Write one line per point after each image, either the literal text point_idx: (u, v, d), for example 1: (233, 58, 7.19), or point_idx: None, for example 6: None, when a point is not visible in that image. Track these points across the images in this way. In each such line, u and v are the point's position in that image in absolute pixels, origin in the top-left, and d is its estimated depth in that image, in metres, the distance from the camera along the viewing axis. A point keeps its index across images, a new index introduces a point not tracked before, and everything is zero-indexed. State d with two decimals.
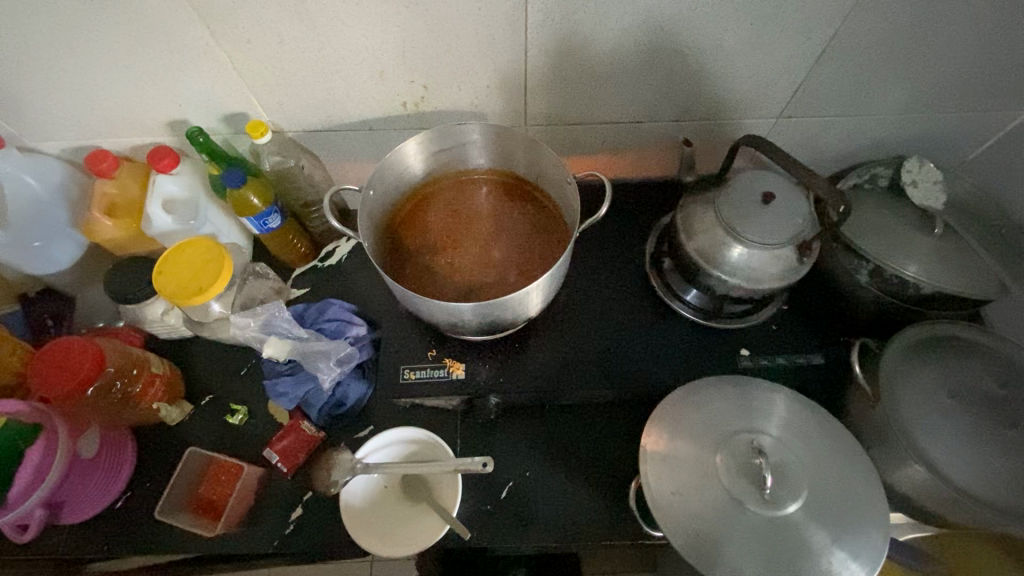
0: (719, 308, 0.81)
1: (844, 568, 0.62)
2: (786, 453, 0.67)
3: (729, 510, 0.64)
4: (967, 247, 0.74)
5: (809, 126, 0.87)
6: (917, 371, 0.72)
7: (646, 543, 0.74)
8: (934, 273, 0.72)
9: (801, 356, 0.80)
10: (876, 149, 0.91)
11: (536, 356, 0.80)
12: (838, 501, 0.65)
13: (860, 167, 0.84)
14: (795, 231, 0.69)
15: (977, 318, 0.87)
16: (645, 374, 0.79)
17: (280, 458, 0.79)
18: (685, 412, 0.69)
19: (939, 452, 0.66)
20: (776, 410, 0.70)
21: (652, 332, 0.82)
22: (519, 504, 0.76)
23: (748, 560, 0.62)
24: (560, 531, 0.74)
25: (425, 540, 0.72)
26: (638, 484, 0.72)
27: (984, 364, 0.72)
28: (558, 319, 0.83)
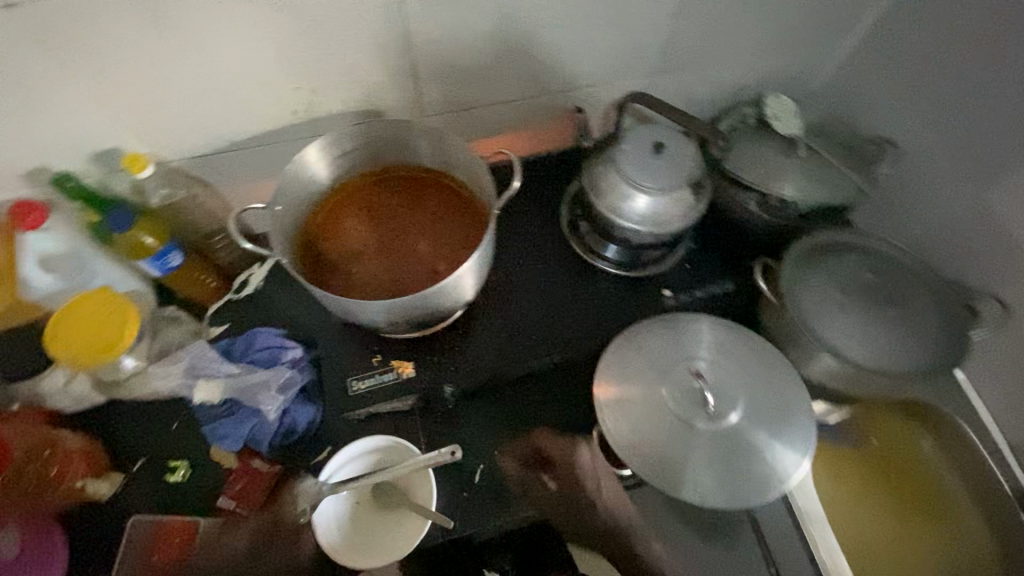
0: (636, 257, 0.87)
1: (785, 456, 0.70)
2: (718, 371, 0.74)
3: (682, 433, 0.70)
4: (828, 162, 0.85)
5: (682, 79, 0.94)
6: (811, 276, 0.81)
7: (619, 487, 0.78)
8: (803, 189, 0.84)
9: (715, 285, 0.89)
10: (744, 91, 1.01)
11: (482, 339, 0.84)
12: (771, 400, 0.73)
13: (730, 111, 0.93)
14: (688, 173, 0.77)
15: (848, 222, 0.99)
16: (582, 334, 0.85)
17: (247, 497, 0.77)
18: (627, 356, 0.75)
19: (839, 340, 0.76)
20: (704, 335, 0.77)
21: (583, 294, 0.87)
22: (495, 483, 0.77)
23: (705, 472, 0.68)
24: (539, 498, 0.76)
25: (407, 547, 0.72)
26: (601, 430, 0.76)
27: (860, 258, 0.83)
28: (494, 300, 0.87)
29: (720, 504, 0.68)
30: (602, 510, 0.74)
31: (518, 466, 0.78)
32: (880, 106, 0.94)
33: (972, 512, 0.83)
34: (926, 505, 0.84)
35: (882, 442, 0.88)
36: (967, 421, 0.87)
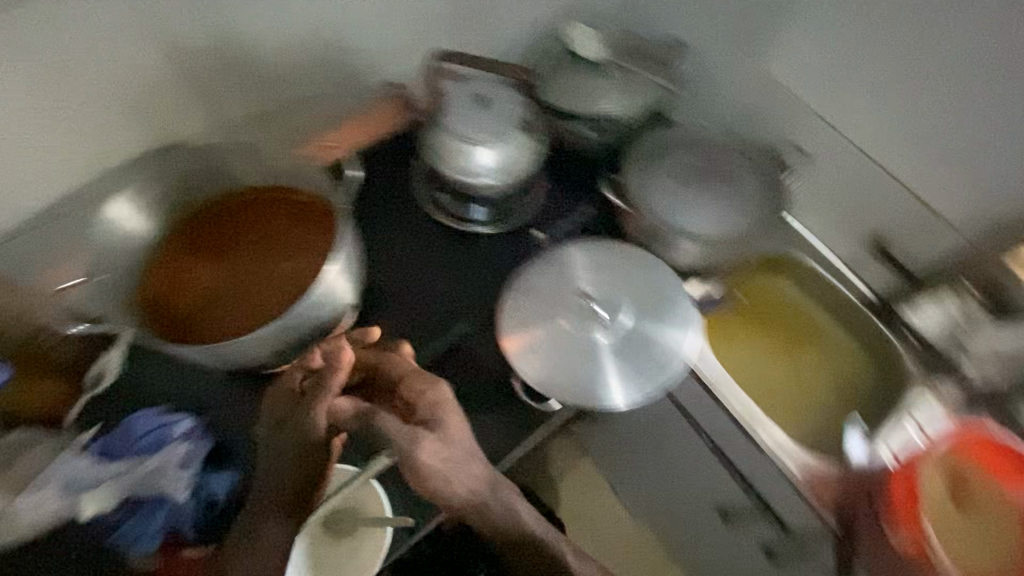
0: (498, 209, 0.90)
1: (678, 336, 0.77)
2: (601, 285, 0.80)
3: (587, 350, 0.76)
4: (632, 73, 0.92)
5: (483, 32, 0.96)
6: (651, 176, 0.89)
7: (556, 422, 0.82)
8: (621, 102, 0.91)
9: (579, 212, 0.93)
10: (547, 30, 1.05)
11: (382, 340, 0.82)
12: (652, 293, 0.80)
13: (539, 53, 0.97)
14: (511, 114, 0.82)
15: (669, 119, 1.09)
16: (475, 299, 0.86)
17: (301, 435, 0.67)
18: (520, 303, 0.80)
19: (686, 222, 0.86)
20: (580, 259, 0.82)
21: (464, 261, 0.88)
22: None
23: (617, 376, 0.75)
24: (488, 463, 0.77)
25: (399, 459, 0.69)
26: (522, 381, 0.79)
27: (686, 148, 0.92)
28: (382, 298, 0.85)
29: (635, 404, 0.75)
30: (460, 472, 0.66)
31: (380, 416, 0.68)
32: None
33: (829, 327, 0.98)
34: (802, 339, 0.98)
35: (755, 301, 1.00)
36: (811, 255, 1.03)
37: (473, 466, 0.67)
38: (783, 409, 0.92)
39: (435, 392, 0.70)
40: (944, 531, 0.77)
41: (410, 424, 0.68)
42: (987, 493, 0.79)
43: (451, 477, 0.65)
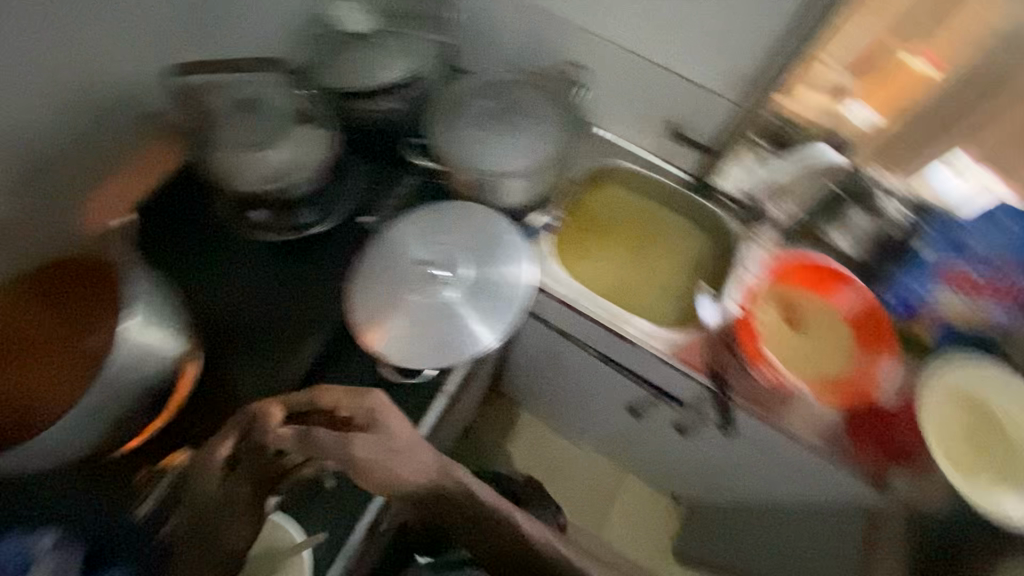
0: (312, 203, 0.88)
1: (517, 267, 0.80)
2: (436, 248, 0.82)
3: (439, 311, 0.77)
4: (404, 36, 0.92)
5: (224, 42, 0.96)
6: (453, 131, 0.92)
7: (447, 388, 0.83)
8: (401, 64, 0.90)
9: (399, 185, 0.94)
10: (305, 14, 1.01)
11: (240, 368, 0.82)
12: (483, 238, 0.82)
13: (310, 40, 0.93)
14: (286, 112, 0.83)
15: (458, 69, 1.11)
16: (321, 300, 0.86)
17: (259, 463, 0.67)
18: (365, 291, 0.80)
19: (498, 165, 0.91)
20: (410, 230, 0.83)
21: (299, 270, 0.87)
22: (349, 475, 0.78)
23: (474, 323, 0.77)
24: None
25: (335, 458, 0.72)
26: (389, 364, 0.80)
27: (478, 96, 0.96)
28: (227, 329, 0.84)
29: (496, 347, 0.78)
30: (403, 462, 0.68)
31: (319, 431, 0.67)
32: None
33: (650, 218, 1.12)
34: (631, 236, 1.12)
35: (584, 218, 1.12)
36: (624, 159, 1.12)
37: (420, 454, 0.70)
38: (634, 302, 1.07)
39: (372, 400, 0.71)
40: (784, 351, 0.91)
41: (348, 432, 0.69)
42: (810, 307, 0.94)
43: (395, 469, 0.68)
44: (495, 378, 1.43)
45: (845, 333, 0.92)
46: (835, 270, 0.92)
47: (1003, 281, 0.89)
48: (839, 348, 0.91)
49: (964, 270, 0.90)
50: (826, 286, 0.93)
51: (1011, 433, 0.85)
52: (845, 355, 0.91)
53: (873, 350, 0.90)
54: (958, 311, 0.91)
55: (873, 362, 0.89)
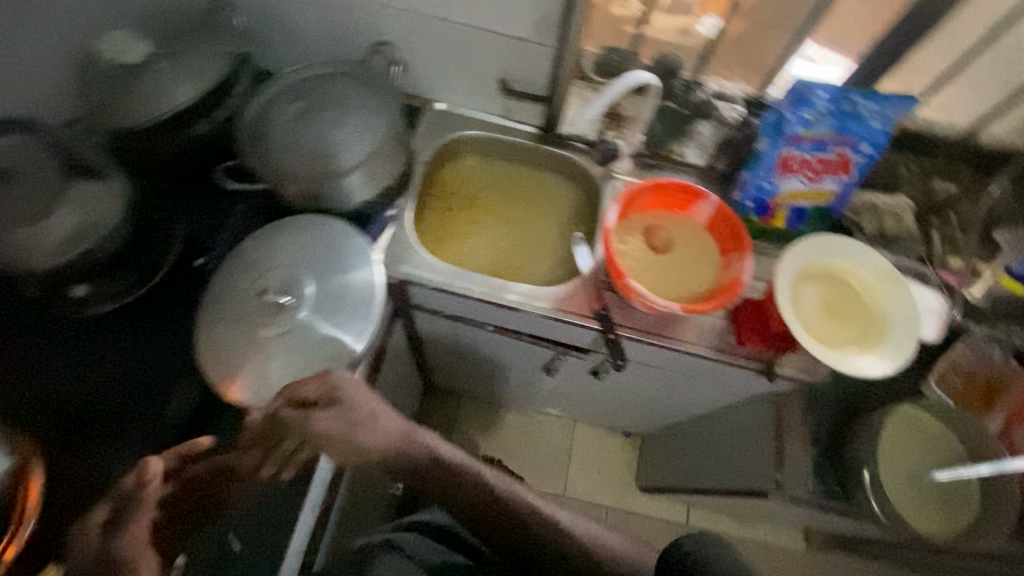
0: (123, 264, 0.78)
1: (366, 270, 0.76)
2: (276, 273, 0.76)
3: (295, 338, 0.72)
4: (189, 53, 0.83)
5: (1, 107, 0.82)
6: (272, 144, 0.86)
7: None
8: (192, 84, 0.81)
9: (228, 215, 0.89)
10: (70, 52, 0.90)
11: (79, 461, 0.71)
12: (325, 250, 0.77)
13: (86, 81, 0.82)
14: (62, 170, 0.73)
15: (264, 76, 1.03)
16: (172, 357, 0.79)
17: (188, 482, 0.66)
18: (210, 341, 0.73)
19: (333, 170, 0.85)
20: (247, 262, 0.77)
21: (140, 334, 0.80)
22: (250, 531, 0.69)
23: (336, 340, 0.72)
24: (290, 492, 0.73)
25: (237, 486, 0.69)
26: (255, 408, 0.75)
27: (291, 101, 0.90)
28: (70, 420, 0.73)
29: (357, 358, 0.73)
30: (366, 432, 0.71)
31: (283, 412, 0.68)
32: None
33: (510, 181, 1.13)
34: (498, 201, 1.11)
35: (447, 195, 1.10)
36: (471, 129, 1.09)
37: (384, 422, 0.73)
38: (516, 268, 1.05)
39: (336, 375, 0.70)
40: (657, 277, 0.92)
41: (308, 409, 0.69)
42: (672, 228, 0.96)
43: (357, 440, 0.70)
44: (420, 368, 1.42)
45: (708, 243, 0.95)
46: (685, 187, 0.94)
47: (832, 153, 0.93)
48: (705, 259, 0.94)
49: (794, 153, 0.94)
50: (681, 204, 0.96)
51: (874, 305, 0.83)
52: (712, 264, 0.93)
53: (736, 251, 0.91)
54: (800, 193, 0.97)
55: (738, 261, 0.90)
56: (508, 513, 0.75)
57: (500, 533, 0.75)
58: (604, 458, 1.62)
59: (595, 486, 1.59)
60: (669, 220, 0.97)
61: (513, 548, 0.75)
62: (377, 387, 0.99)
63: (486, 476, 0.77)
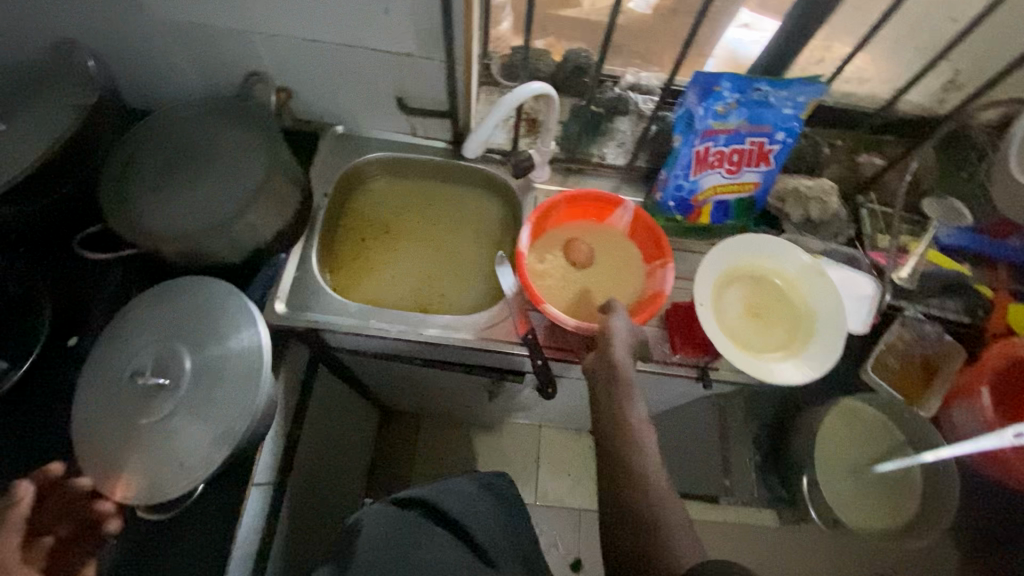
0: None
1: (245, 335, 0.69)
2: (153, 350, 0.69)
3: (175, 422, 0.65)
4: (28, 109, 0.74)
5: None
6: (139, 202, 0.77)
7: (255, 478, 0.76)
8: (32, 146, 0.72)
9: (105, 285, 0.82)
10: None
11: None
12: (203, 317, 0.70)
13: None
14: None
15: (134, 118, 0.94)
16: (44, 451, 0.72)
17: (58, 503, 0.65)
18: (88, 437, 0.67)
19: (206, 220, 0.76)
20: (123, 343, 0.71)
21: (10, 430, 0.72)
22: None
23: (219, 417, 0.65)
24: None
25: (105, 500, 0.67)
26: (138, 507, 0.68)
27: (159, 150, 0.81)
28: None
29: (248, 436, 0.66)
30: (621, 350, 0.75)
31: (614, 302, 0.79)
32: (16, 28, 0.83)
33: (428, 200, 1.07)
34: (416, 222, 1.06)
35: (360, 224, 1.04)
36: (376, 153, 1.02)
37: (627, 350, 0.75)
38: (439, 295, 1.00)
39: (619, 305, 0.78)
40: (582, 294, 0.87)
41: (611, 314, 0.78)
42: (592, 240, 0.92)
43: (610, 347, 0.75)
44: (369, 399, 1.34)
45: (631, 251, 0.92)
46: (600, 197, 0.91)
47: (747, 145, 0.89)
48: (630, 269, 0.90)
49: (709, 147, 0.88)
50: (598, 214, 0.93)
51: (799, 302, 0.80)
52: (637, 273, 0.90)
53: (660, 258, 0.88)
54: (722, 186, 0.93)
55: (662, 269, 0.86)
56: (639, 475, 0.66)
57: (625, 478, 0.66)
58: (572, 459, 1.52)
59: (570, 486, 1.49)
60: (589, 232, 0.93)
61: (624, 505, 0.65)
62: (305, 442, 0.93)
63: (643, 438, 0.69)
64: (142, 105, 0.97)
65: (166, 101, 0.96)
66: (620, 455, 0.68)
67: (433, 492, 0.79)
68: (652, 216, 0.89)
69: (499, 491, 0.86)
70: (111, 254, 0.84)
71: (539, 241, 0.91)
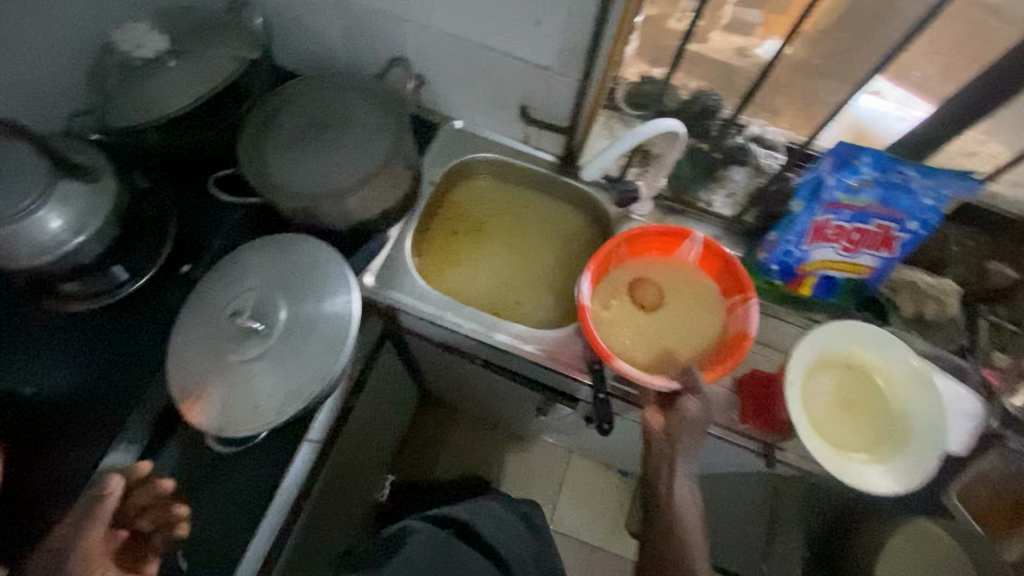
0: (105, 264, 0.77)
1: (340, 303, 0.72)
2: (254, 296, 0.74)
3: (260, 366, 0.69)
4: (202, 53, 0.81)
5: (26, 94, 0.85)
6: (271, 155, 0.82)
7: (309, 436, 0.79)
8: (197, 86, 0.78)
9: (225, 222, 0.89)
10: (82, 46, 0.90)
11: (36, 459, 0.72)
12: (305, 276, 0.74)
13: (102, 71, 0.81)
14: (44, 163, 0.66)
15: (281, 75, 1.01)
16: (143, 361, 0.79)
17: (141, 500, 0.67)
18: (180, 360, 0.72)
19: (326, 185, 0.80)
20: (229, 284, 0.76)
21: (120, 335, 0.80)
22: (206, 547, 0.72)
23: (301, 373, 0.69)
24: (247, 516, 0.74)
25: (180, 504, 0.69)
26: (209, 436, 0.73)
27: (299, 111, 0.86)
28: (38, 419, 0.75)
29: (318, 397, 0.69)
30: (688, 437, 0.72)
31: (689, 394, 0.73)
32: None
33: (524, 208, 1.08)
34: (507, 227, 1.07)
35: (455, 216, 1.07)
36: (487, 153, 1.04)
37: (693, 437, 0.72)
38: (514, 303, 1.00)
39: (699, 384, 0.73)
40: (652, 332, 0.84)
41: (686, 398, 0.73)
42: (662, 275, 0.89)
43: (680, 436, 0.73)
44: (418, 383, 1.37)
45: (706, 286, 0.88)
46: (666, 230, 0.87)
47: (872, 225, 0.84)
48: (706, 305, 0.87)
49: (830, 220, 0.84)
50: (665, 248, 0.90)
51: (895, 405, 0.74)
52: (715, 309, 0.86)
53: (740, 294, 0.84)
54: (833, 262, 0.88)
55: (743, 306, 0.82)
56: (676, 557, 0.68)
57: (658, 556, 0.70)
58: (597, 494, 1.48)
59: (586, 519, 1.46)
60: (657, 269, 0.89)
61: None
62: (357, 412, 0.96)
63: (683, 511, 0.71)
64: (290, 66, 1.04)
65: (311, 67, 1.02)
66: (661, 522, 0.71)
67: (469, 516, 0.82)
68: (722, 244, 0.86)
69: (531, 522, 0.89)
70: (236, 196, 0.90)
71: (602, 284, 0.87)
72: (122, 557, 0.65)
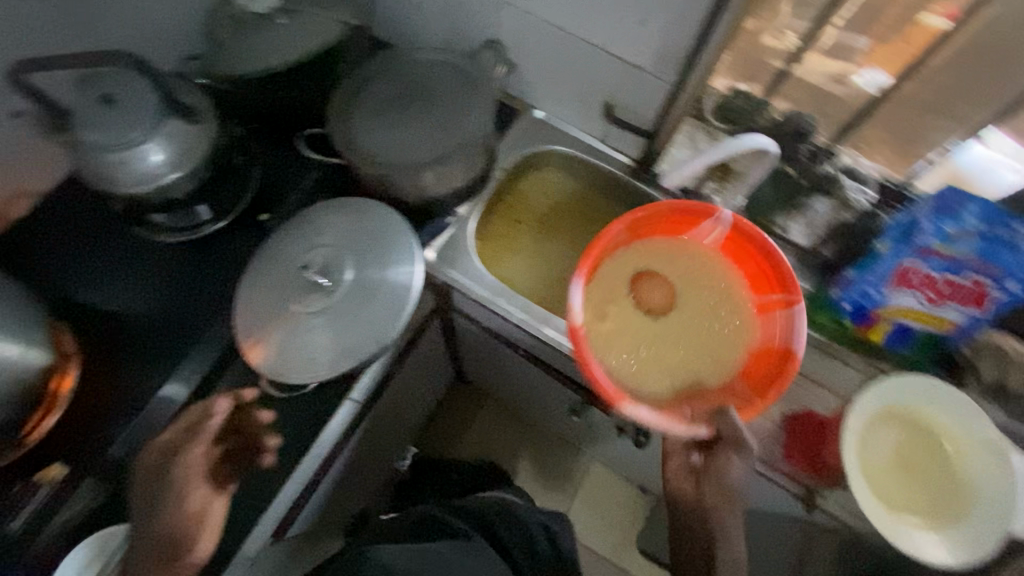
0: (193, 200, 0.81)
1: (405, 273, 0.74)
2: (325, 253, 0.76)
3: (321, 321, 0.72)
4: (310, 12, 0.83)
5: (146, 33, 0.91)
6: (359, 120, 0.85)
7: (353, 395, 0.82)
8: (300, 43, 0.81)
9: (305, 178, 0.93)
10: None
11: (110, 370, 0.78)
12: (375, 241, 0.76)
13: (218, 20, 0.85)
14: (155, 101, 0.71)
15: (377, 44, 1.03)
16: (214, 296, 0.83)
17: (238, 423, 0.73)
18: (248, 302, 0.76)
19: (406, 157, 0.82)
20: (303, 238, 0.79)
21: (197, 268, 0.85)
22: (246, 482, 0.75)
23: (359, 334, 0.71)
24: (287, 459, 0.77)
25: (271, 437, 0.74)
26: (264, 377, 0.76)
27: (390, 81, 0.88)
28: (116, 334, 0.80)
29: (371, 360, 0.71)
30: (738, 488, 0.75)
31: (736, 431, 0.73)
32: None
33: (590, 208, 1.07)
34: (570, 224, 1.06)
35: (521, 206, 1.07)
36: (563, 146, 1.03)
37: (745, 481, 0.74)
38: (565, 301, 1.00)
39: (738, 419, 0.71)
40: (670, 323, 0.82)
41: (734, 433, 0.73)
42: (677, 258, 0.84)
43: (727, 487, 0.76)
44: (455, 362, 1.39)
45: (734, 274, 0.84)
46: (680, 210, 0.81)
47: (965, 279, 0.78)
48: (735, 297, 0.83)
49: (919, 267, 0.79)
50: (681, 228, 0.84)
51: (960, 474, 0.70)
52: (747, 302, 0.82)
53: (779, 291, 0.79)
54: (914, 312, 0.82)
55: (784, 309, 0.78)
56: None
57: None
58: (612, 504, 1.47)
59: (595, 530, 1.45)
60: (671, 250, 0.85)
61: None
62: (399, 380, 0.98)
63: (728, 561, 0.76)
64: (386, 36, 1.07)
65: (406, 39, 1.04)
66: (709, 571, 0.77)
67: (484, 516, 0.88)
68: (747, 227, 0.79)
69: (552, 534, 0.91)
70: (318, 155, 0.93)
71: (611, 274, 0.83)
72: (225, 466, 0.70)
